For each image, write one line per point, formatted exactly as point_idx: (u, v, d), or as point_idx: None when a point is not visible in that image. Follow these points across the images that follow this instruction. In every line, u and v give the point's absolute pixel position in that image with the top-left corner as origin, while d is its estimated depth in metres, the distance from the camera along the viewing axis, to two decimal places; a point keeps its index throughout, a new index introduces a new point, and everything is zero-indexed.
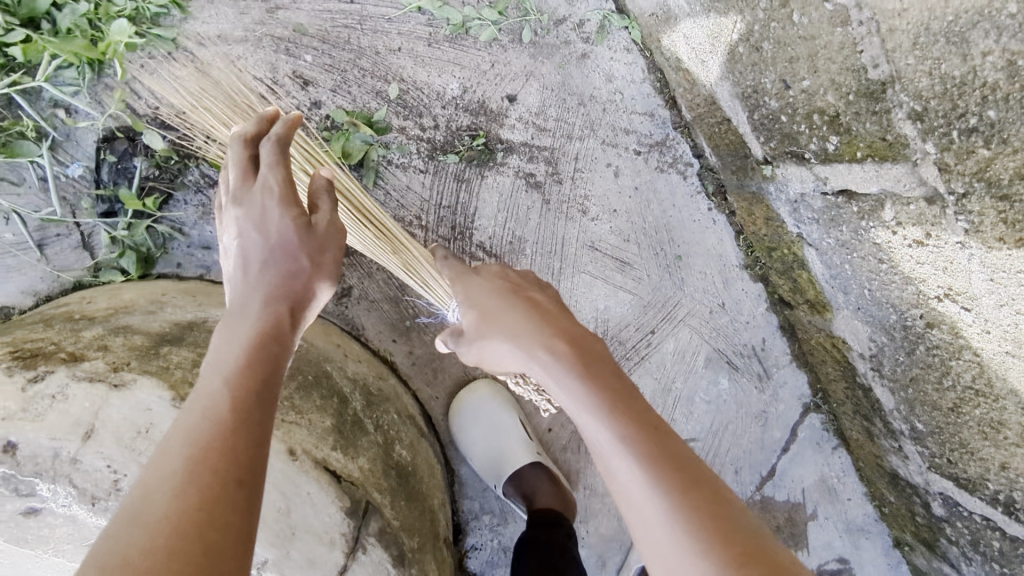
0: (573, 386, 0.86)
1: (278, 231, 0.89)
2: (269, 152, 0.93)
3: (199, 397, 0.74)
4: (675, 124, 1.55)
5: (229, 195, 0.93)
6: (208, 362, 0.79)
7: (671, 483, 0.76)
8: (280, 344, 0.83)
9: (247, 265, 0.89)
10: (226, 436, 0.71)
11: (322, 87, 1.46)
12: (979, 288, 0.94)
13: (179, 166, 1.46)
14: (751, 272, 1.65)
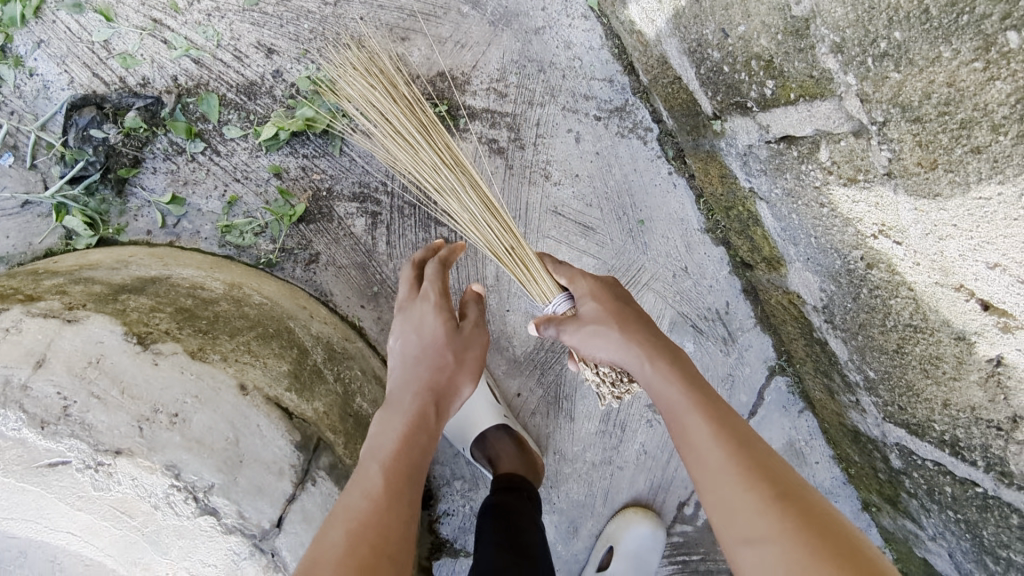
0: (709, 436, 0.91)
1: (430, 332, 1.06)
2: (432, 271, 1.12)
3: (360, 478, 0.89)
4: (634, 89, 1.59)
5: (398, 305, 1.13)
6: (370, 453, 0.94)
7: (765, 485, 0.83)
8: (427, 436, 0.98)
9: (404, 364, 1.05)
10: (386, 515, 0.84)
11: (287, 56, 1.50)
12: (906, 219, 0.98)
13: (148, 134, 1.48)
14: (713, 235, 1.69)
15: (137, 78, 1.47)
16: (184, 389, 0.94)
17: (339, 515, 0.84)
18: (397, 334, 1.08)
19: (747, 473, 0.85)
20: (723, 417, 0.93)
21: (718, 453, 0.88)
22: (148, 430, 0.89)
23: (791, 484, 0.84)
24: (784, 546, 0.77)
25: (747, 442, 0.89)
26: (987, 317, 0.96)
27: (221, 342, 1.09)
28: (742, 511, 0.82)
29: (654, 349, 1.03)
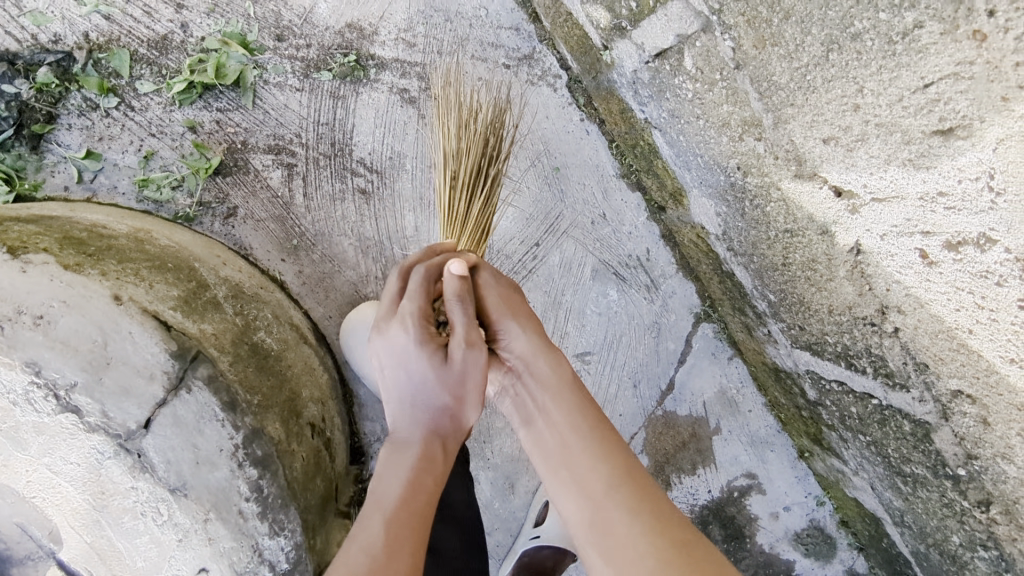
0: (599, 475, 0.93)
1: (459, 370, 0.99)
2: (416, 283, 1.04)
3: (361, 532, 0.87)
4: (540, 36, 1.65)
5: (403, 319, 1.01)
6: (371, 504, 0.92)
7: (649, 523, 0.87)
8: (433, 475, 0.96)
9: (412, 402, 0.99)
10: (393, 564, 0.83)
11: (197, 11, 1.55)
12: (759, 110, 1.00)
13: (61, 89, 1.52)
14: (628, 181, 1.72)
15: (49, 35, 1.51)
16: (51, 294, 0.96)
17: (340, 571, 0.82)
18: (411, 370, 0.99)
19: (644, 516, 0.88)
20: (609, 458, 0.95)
21: (604, 510, 0.90)
22: (9, 330, 0.92)
23: (680, 529, 0.88)
24: None
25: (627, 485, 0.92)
26: (840, 204, 0.98)
27: (104, 263, 1.11)
28: (631, 544, 0.86)
29: (549, 390, 1.02)
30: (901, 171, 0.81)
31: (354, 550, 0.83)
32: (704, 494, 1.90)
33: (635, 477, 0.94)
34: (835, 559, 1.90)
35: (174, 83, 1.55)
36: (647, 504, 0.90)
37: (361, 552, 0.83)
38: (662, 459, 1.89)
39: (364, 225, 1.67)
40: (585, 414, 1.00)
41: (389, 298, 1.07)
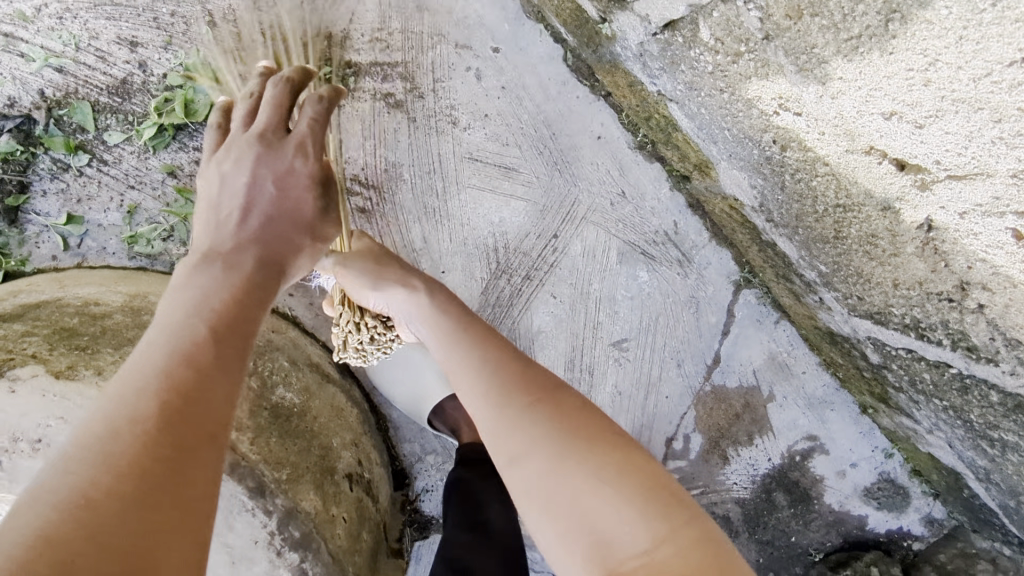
0: (485, 365, 0.92)
1: (298, 203, 0.88)
2: (313, 109, 0.90)
3: (181, 330, 0.72)
4: (527, 12, 1.49)
5: (259, 134, 0.86)
6: (194, 300, 0.76)
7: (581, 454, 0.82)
8: (263, 303, 0.82)
9: (244, 203, 0.84)
10: (205, 387, 0.69)
11: (152, 47, 1.42)
12: (797, 84, 0.86)
13: (28, 155, 1.42)
14: (645, 152, 1.57)
15: (3, 98, 1.40)
16: (46, 413, 0.88)
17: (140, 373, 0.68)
18: (249, 173, 0.84)
19: (532, 393, 0.88)
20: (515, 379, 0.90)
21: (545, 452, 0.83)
22: (9, 463, 0.84)
23: (553, 385, 0.90)
24: (559, 460, 0.82)
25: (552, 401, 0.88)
26: (904, 178, 0.84)
27: (101, 356, 1.02)
28: (522, 429, 0.86)
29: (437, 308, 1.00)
30: (988, 146, 0.70)
31: (165, 367, 0.68)
32: (765, 463, 1.79)
33: (530, 364, 0.93)
34: (909, 508, 1.78)
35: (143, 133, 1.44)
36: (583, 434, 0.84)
37: (180, 361, 0.70)
38: (715, 434, 1.78)
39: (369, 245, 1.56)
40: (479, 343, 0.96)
41: (266, 114, 0.89)
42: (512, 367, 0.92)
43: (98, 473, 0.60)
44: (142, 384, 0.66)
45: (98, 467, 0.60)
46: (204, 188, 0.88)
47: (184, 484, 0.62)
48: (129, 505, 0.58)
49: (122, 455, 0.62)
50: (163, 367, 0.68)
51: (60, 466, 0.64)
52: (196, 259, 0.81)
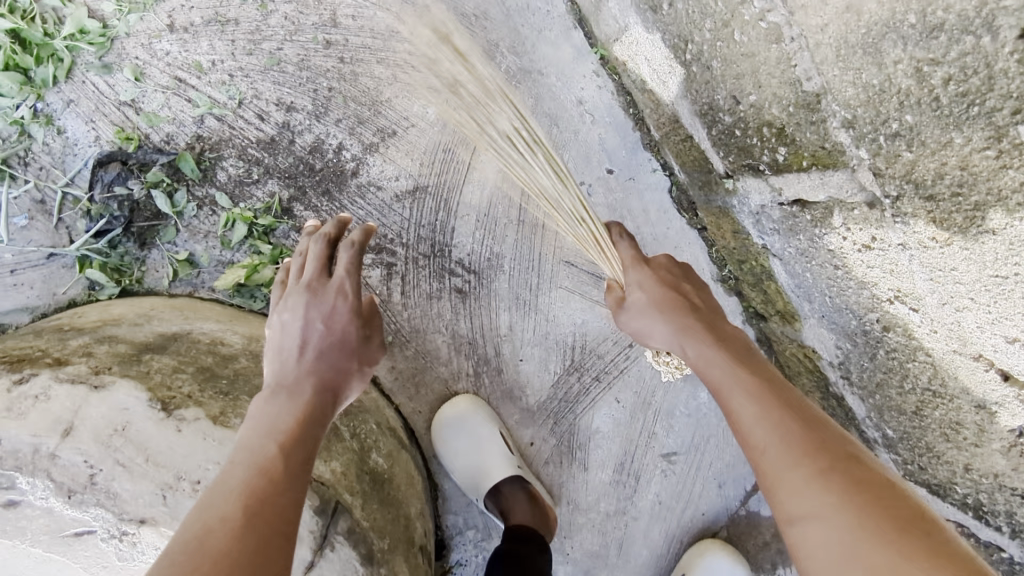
0: (773, 435, 0.88)
1: (341, 330, 1.04)
2: (348, 256, 1.09)
3: (256, 452, 0.86)
4: (645, 144, 1.59)
5: (302, 287, 1.07)
6: (264, 429, 0.90)
7: (879, 524, 0.75)
8: (320, 426, 0.95)
9: (300, 344, 1.01)
10: (275, 493, 0.82)
11: (306, 113, 1.51)
12: (922, 287, 0.99)
13: (171, 188, 1.50)
14: (726, 285, 1.65)
15: (161, 135, 1.49)
16: (208, 456, 0.95)
17: (226, 485, 0.81)
18: (300, 317, 1.03)
19: (805, 450, 0.85)
20: (791, 409, 0.91)
21: (814, 484, 0.82)
22: (172, 499, 0.90)
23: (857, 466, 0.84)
24: (832, 522, 0.78)
25: (836, 459, 0.84)
26: (1007, 388, 0.95)
27: (241, 402, 1.10)
28: (794, 482, 0.84)
29: (672, 304, 1.08)
30: None
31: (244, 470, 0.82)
32: None
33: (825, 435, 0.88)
34: None
35: (265, 209, 1.53)
36: (849, 471, 0.82)
37: (256, 473, 0.84)
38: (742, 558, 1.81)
39: (457, 324, 1.63)
40: (729, 351, 1.02)
41: (311, 264, 1.11)
42: (810, 444, 0.86)
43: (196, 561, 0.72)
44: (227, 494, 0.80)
45: (196, 558, 0.72)
46: (271, 333, 1.06)
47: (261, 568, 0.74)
48: None
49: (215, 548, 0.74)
50: (243, 478, 0.82)
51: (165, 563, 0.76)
52: (266, 391, 0.96)
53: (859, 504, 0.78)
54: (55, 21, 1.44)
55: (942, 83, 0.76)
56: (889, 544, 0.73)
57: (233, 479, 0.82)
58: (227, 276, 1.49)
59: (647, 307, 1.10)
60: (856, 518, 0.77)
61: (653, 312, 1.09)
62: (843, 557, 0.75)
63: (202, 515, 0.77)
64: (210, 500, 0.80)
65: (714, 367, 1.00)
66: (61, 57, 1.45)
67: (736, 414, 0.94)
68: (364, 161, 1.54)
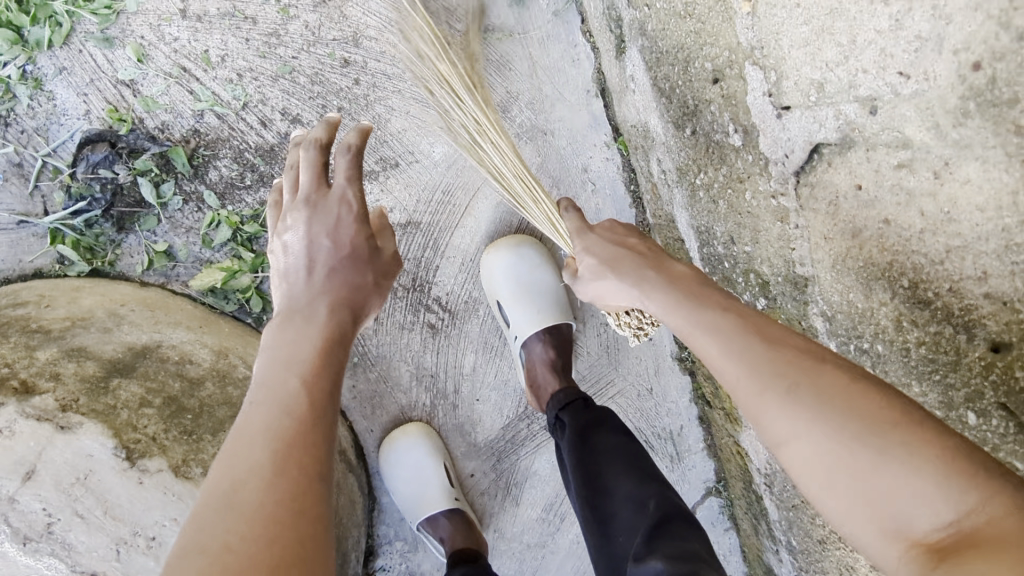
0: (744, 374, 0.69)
1: (347, 243, 1.00)
2: (345, 162, 1.03)
3: (279, 389, 0.81)
4: (639, 223, 1.55)
5: (300, 201, 1.01)
6: (282, 358, 0.85)
7: (858, 433, 0.61)
8: (342, 348, 0.91)
9: (307, 262, 0.97)
10: (307, 431, 0.78)
11: (311, 128, 1.46)
12: None
13: (158, 179, 1.46)
14: (682, 364, 1.71)
15: (156, 122, 1.44)
16: (165, 512, 0.98)
17: (251, 429, 0.77)
18: (305, 236, 0.98)
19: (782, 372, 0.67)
20: (760, 333, 0.73)
21: (803, 423, 0.64)
22: (125, 555, 0.93)
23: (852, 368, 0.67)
24: (813, 439, 0.63)
25: (811, 374, 0.66)
26: None
27: (202, 446, 1.12)
28: (773, 405, 0.66)
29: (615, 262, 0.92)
30: None
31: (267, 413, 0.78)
32: None
33: (791, 344, 0.71)
34: None
35: (253, 217, 1.50)
36: (817, 378, 0.66)
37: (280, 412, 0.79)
38: None
39: (424, 356, 1.66)
40: (687, 285, 0.84)
41: (305, 176, 1.03)
42: (791, 361, 0.68)
43: (229, 523, 0.69)
44: (252, 441, 0.76)
45: (227, 517, 0.69)
46: (274, 255, 1.02)
47: (305, 508, 0.72)
48: (262, 537, 0.68)
49: (250, 501, 0.71)
50: (268, 419, 0.78)
51: (199, 518, 0.74)
52: (278, 316, 0.91)
53: (863, 441, 0.61)
54: None
55: (915, 342, 0.76)
56: (896, 461, 0.59)
57: (256, 422, 0.77)
58: (204, 277, 1.49)
59: (599, 271, 0.94)
60: (839, 432, 0.62)
61: (607, 273, 0.92)
62: (834, 471, 0.62)
63: (230, 468, 0.73)
64: (236, 445, 0.76)
65: (681, 311, 0.80)
66: (60, 21, 1.37)
67: (706, 357, 0.75)
68: None
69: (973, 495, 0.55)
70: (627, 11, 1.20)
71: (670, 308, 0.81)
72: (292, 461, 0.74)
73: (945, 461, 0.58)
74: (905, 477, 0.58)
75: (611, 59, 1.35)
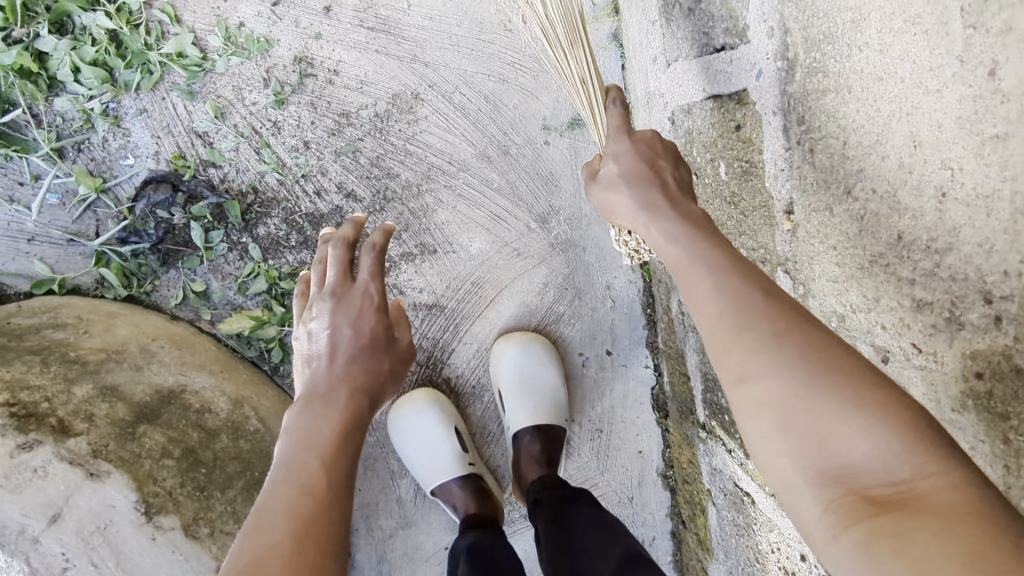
0: (716, 301, 0.68)
1: (369, 332, 1.04)
2: (368, 259, 1.09)
3: (298, 468, 0.82)
4: (647, 342, 1.69)
5: (325, 294, 1.06)
6: (301, 440, 0.87)
7: (828, 385, 0.59)
8: (360, 432, 0.93)
9: (330, 348, 1.01)
10: (323, 512, 0.77)
11: (363, 205, 1.56)
12: None
13: (209, 225, 1.54)
14: (665, 480, 1.74)
15: (219, 173, 1.53)
16: (170, 571, 1.05)
17: (273, 504, 0.77)
18: (328, 324, 1.03)
19: (768, 312, 0.65)
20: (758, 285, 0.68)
21: (770, 351, 0.62)
22: None
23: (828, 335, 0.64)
24: (782, 380, 0.61)
25: (766, 322, 0.65)
26: None
27: (211, 504, 1.18)
28: (739, 341, 0.64)
29: (635, 183, 0.89)
30: None
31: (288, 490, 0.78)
32: None
33: (775, 294, 0.68)
34: None
35: (288, 274, 1.58)
36: (799, 333, 0.63)
37: (300, 490, 0.79)
38: None
39: None
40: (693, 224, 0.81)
41: (332, 270, 1.09)
42: (770, 311, 0.66)
43: None
44: (273, 516, 0.75)
45: None
46: (297, 343, 1.07)
47: None
48: None
49: (268, 574, 0.69)
50: (288, 496, 0.78)
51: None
52: (299, 402, 0.94)
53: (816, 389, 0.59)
54: (156, 35, 1.45)
55: None
56: (853, 418, 0.57)
57: (276, 500, 0.77)
58: (233, 322, 1.56)
59: (615, 182, 0.92)
60: (803, 375, 0.60)
61: (619, 185, 0.90)
62: (778, 407, 0.60)
63: (248, 542, 0.72)
64: (255, 521, 0.75)
65: (678, 245, 0.78)
66: (152, 69, 1.46)
67: (685, 274, 0.74)
68: (394, 267, 1.62)
69: (908, 461, 0.55)
70: None
71: (675, 261, 0.77)
72: (309, 539, 0.74)
73: (878, 404, 0.58)
74: (857, 427, 0.56)
75: None
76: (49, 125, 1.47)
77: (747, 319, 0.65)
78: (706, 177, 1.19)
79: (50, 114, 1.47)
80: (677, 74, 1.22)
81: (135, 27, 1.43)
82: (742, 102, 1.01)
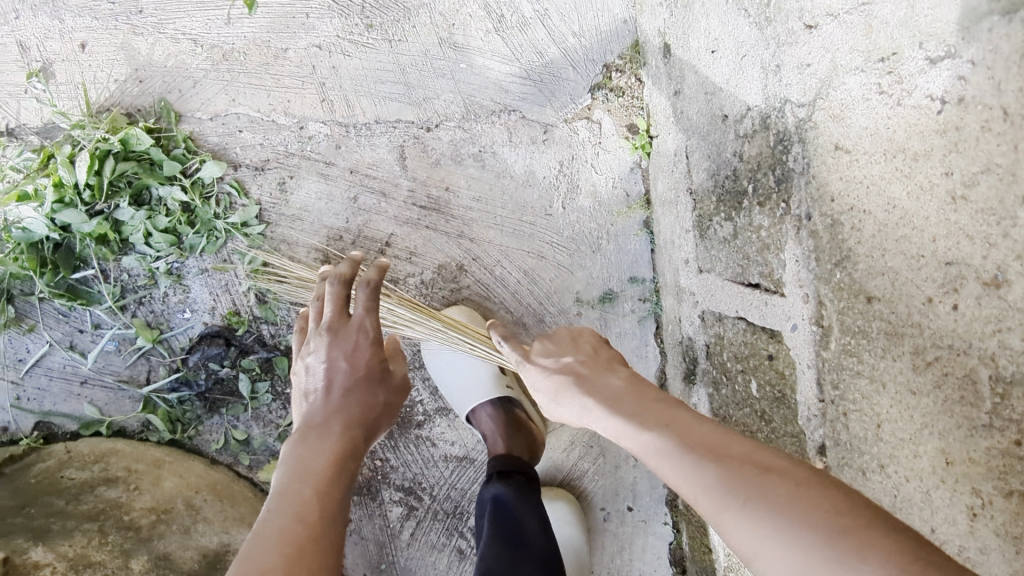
0: (658, 451, 0.74)
1: (366, 366, 1.07)
2: (364, 295, 1.11)
3: (291, 497, 0.84)
4: (667, 500, 1.75)
5: (320, 332, 1.09)
6: (297, 471, 0.89)
7: (744, 480, 0.65)
8: (353, 463, 0.95)
9: (327, 385, 1.03)
10: (318, 541, 0.80)
11: (405, 363, 1.66)
12: None
13: (257, 377, 1.61)
14: None
15: (271, 329, 1.60)
16: None
17: (267, 533, 0.79)
18: (325, 356, 1.05)
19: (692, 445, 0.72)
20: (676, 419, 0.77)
21: (711, 476, 0.68)
22: None
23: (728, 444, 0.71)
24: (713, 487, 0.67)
25: (708, 445, 0.71)
26: None
27: None
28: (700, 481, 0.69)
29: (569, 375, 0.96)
30: None
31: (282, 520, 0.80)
32: None
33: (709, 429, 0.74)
34: None
35: None
36: (729, 452, 0.70)
37: (295, 520, 0.81)
38: None
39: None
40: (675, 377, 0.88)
41: (330, 306, 1.12)
42: (700, 443, 0.72)
43: None
44: (268, 544, 0.77)
45: None
46: (296, 376, 1.09)
47: None
48: None
49: None
50: (282, 525, 0.80)
51: None
52: (295, 434, 0.96)
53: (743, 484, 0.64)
54: (225, 204, 1.53)
55: None
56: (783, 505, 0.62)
57: (271, 529, 0.79)
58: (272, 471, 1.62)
59: (545, 373, 1.00)
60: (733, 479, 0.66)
61: (547, 372, 0.99)
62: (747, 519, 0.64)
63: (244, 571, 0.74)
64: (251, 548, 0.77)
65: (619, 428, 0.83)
66: (217, 235, 1.54)
67: (650, 461, 0.76)
68: (430, 420, 1.70)
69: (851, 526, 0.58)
70: (704, 361, 1.43)
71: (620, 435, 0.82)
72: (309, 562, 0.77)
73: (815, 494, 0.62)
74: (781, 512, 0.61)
75: (680, 377, 1.55)
76: (114, 279, 1.55)
77: (690, 452, 0.71)
78: (736, 383, 1.30)
79: (117, 270, 1.55)
80: (709, 284, 1.35)
81: (206, 198, 1.51)
82: (774, 339, 1.13)
